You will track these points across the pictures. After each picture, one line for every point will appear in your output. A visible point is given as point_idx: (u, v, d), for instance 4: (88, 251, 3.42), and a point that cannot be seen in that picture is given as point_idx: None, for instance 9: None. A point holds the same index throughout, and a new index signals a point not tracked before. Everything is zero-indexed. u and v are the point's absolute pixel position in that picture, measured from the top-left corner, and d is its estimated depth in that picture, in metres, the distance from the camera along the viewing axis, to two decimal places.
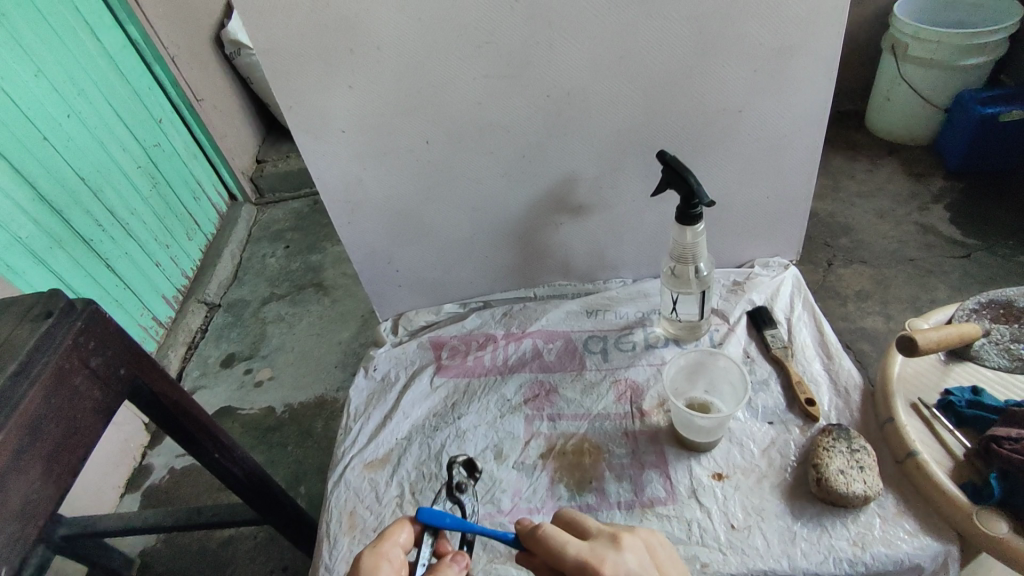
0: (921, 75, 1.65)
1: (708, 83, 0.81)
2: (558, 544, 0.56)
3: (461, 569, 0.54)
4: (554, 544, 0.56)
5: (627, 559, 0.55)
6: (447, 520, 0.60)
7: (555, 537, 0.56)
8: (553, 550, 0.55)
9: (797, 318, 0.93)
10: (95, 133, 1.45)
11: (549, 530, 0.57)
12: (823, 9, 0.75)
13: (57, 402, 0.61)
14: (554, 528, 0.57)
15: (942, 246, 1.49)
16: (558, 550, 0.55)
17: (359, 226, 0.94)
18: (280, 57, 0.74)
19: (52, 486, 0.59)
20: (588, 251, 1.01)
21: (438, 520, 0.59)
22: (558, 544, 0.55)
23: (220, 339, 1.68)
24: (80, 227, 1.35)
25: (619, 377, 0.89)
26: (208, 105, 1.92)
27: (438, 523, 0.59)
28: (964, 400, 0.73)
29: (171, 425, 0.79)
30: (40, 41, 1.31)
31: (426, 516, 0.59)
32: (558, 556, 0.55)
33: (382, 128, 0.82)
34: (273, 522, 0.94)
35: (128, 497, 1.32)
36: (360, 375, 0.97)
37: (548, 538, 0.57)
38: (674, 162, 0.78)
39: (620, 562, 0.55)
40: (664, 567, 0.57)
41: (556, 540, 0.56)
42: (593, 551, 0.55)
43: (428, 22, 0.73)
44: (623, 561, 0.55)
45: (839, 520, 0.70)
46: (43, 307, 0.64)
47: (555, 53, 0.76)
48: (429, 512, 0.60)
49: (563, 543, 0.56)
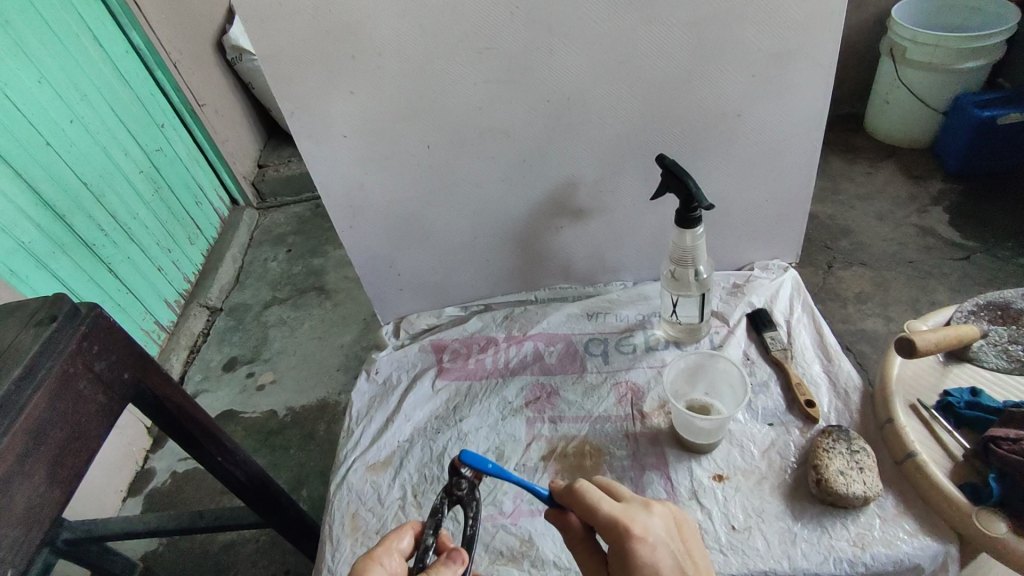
0: (919, 78, 1.66)
1: (707, 87, 0.82)
2: (593, 499, 0.58)
3: (457, 564, 0.55)
4: (590, 499, 0.58)
5: (656, 524, 0.58)
6: (489, 466, 0.61)
7: (591, 493, 0.59)
8: (587, 504, 0.58)
9: (796, 320, 0.93)
10: (97, 138, 1.46)
11: (586, 486, 0.59)
12: (819, 15, 0.76)
13: (61, 406, 0.61)
14: (590, 484, 0.60)
15: (941, 248, 1.49)
16: (592, 505, 0.58)
17: (361, 230, 0.95)
18: (282, 63, 0.75)
19: (56, 489, 0.60)
20: (588, 254, 1.02)
21: (480, 463, 0.61)
22: (593, 498, 0.58)
23: (221, 343, 1.68)
24: (82, 232, 1.36)
25: (619, 380, 0.89)
26: (209, 110, 1.93)
27: (478, 467, 0.61)
28: (963, 401, 0.74)
29: (174, 428, 0.79)
30: (43, 47, 1.32)
31: (467, 459, 0.61)
32: (591, 510, 0.58)
33: (384, 133, 0.83)
34: (277, 524, 0.95)
35: (131, 501, 1.32)
36: (362, 378, 0.97)
37: (584, 492, 0.59)
38: (673, 166, 0.79)
39: (648, 526, 0.57)
40: (688, 544, 0.59)
41: (593, 496, 0.58)
42: (626, 512, 0.58)
43: (429, 28, 0.74)
44: (652, 528, 0.57)
45: (839, 521, 0.70)
46: (47, 312, 0.64)
47: (554, 59, 0.77)
48: (472, 455, 0.62)
49: (597, 500, 0.58)
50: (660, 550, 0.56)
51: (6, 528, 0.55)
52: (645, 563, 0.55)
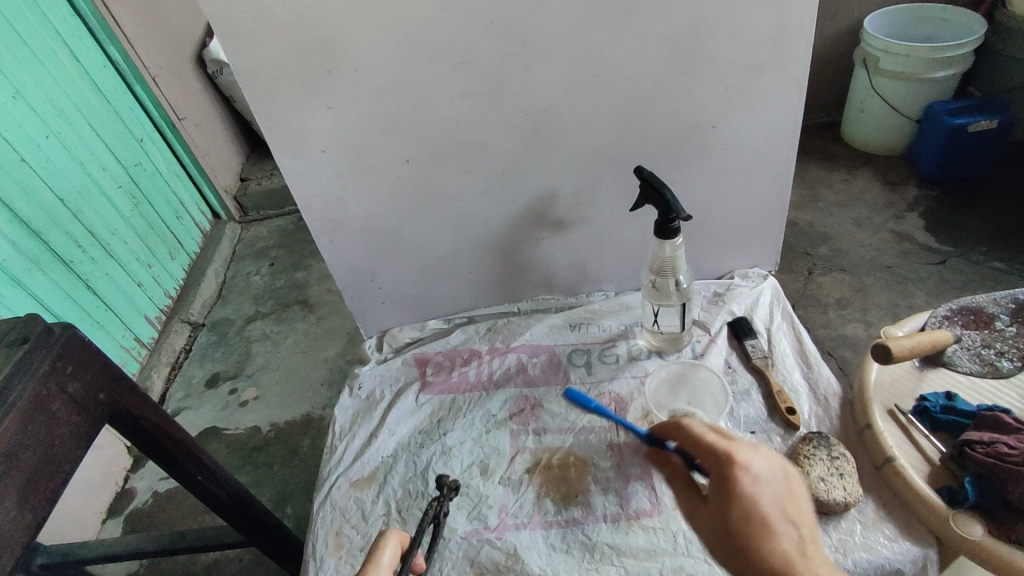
0: (892, 87, 1.70)
1: (682, 100, 0.83)
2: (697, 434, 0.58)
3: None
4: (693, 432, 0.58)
5: (762, 462, 0.54)
6: None
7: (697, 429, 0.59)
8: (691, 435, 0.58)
9: (777, 328, 0.94)
10: (74, 153, 1.44)
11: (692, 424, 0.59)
12: (789, 28, 0.77)
13: (34, 429, 0.60)
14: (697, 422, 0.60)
15: (918, 253, 1.52)
16: (697, 434, 0.57)
17: (342, 244, 0.94)
18: (259, 79, 0.75)
19: (27, 514, 0.58)
20: (570, 265, 1.02)
21: None
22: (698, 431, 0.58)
23: (203, 359, 1.66)
24: (59, 249, 1.34)
25: (602, 390, 0.89)
26: (189, 123, 1.92)
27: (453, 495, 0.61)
28: (938, 406, 0.75)
29: (152, 448, 0.78)
30: (19, 63, 1.31)
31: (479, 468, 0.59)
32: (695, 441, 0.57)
33: (362, 148, 0.83)
34: (259, 543, 0.93)
35: (110, 522, 1.30)
36: (345, 394, 0.96)
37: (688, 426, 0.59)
38: (650, 177, 0.79)
39: (757, 459, 0.54)
40: (799, 497, 0.53)
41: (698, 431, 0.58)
42: (732, 442, 0.55)
43: (405, 43, 0.74)
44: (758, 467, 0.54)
45: (820, 527, 0.71)
46: (19, 333, 0.64)
47: (531, 73, 0.78)
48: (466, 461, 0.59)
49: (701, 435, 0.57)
50: (757, 481, 0.52)
51: None
52: (733, 501, 0.52)
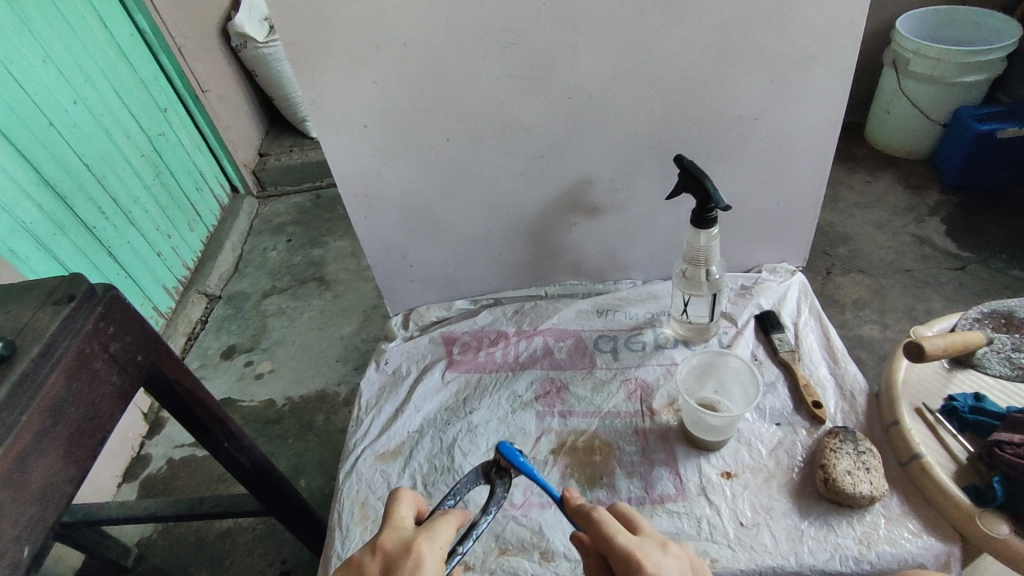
0: (920, 90, 1.68)
1: (726, 90, 0.83)
2: (609, 530, 0.55)
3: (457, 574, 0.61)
4: (604, 530, 0.55)
5: (669, 564, 0.54)
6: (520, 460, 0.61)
7: (608, 522, 0.56)
8: (601, 534, 0.55)
9: (804, 323, 0.95)
10: (100, 120, 1.44)
11: (604, 515, 0.56)
12: (840, 23, 0.77)
13: (77, 386, 0.60)
14: (609, 514, 0.57)
15: (938, 258, 1.52)
16: (609, 533, 0.55)
17: (375, 220, 0.95)
18: (308, 50, 0.75)
19: (71, 468, 0.58)
20: (598, 252, 1.02)
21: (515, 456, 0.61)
22: (610, 529, 0.55)
23: (219, 331, 1.67)
24: (83, 214, 1.35)
25: (628, 376, 0.90)
26: (213, 96, 1.92)
27: (511, 460, 0.61)
28: (966, 406, 0.76)
29: (183, 413, 0.78)
30: (49, 26, 1.31)
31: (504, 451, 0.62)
32: (606, 541, 0.55)
33: (403, 124, 0.83)
34: (277, 513, 0.93)
35: (125, 486, 1.32)
36: (372, 368, 0.98)
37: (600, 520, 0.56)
38: (690, 166, 0.79)
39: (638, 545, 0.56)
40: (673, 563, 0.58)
41: (610, 527, 0.56)
42: (640, 544, 0.55)
43: (454, 20, 0.74)
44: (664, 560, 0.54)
45: (845, 519, 0.72)
46: (64, 291, 0.62)
47: (577, 56, 0.77)
48: (509, 448, 0.62)
49: (615, 530, 0.55)
50: None
51: (22, 506, 0.54)
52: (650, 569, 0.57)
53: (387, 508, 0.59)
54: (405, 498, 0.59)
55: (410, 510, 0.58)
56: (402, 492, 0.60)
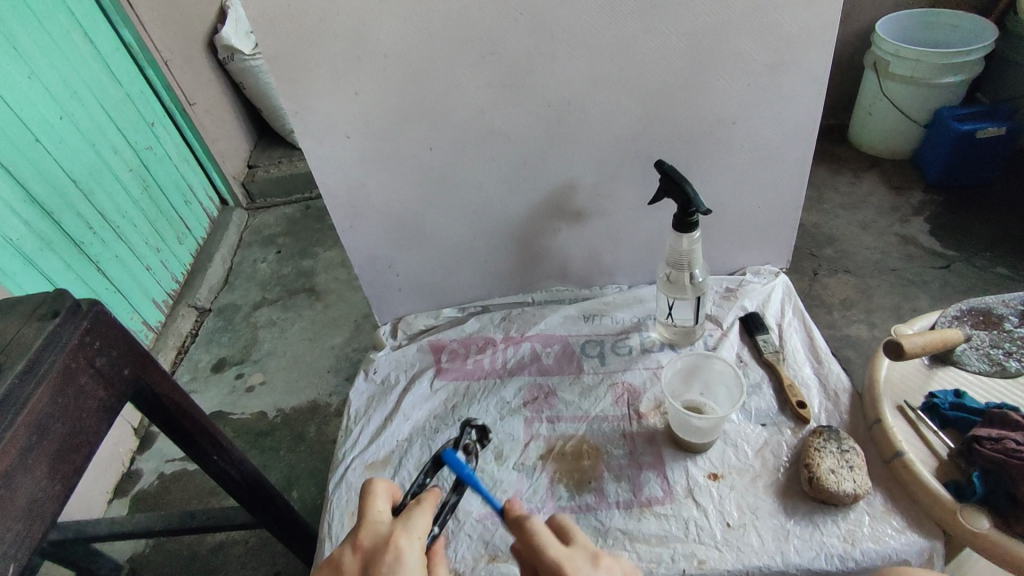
0: (901, 92, 1.71)
1: (705, 96, 0.84)
2: (540, 544, 0.55)
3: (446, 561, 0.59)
4: (535, 544, 0.55)
5: None
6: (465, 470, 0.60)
7: (540, 536, 0.56)
8: (532, 548, 0.55)
9: (788, 324, 0.96)
10: (86, 135, 1.44)
11: (536, 529, 0.56)
12: (813, 28, 0.78)
13: (63, 401, 0.60)
14: (543, 527, 0.56)
15: (922, 257, 1.54)
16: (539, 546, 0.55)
17: (361, 230, 0.95)
18: (290, 63, 0.76)
19: (57, 484, 0.58)
20: (585, 257, 1.03)
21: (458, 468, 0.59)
22: (541, 542, 0.55)
23: (210, 343, 1.67)
24: (70, 229, 1.34)
25: (616, 380, 0.91)
26: (200, 109, 1.92)
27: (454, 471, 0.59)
28: (947, 402, 0.77)
29: (171, 427, 0.78)
30: (33, 42, 1.31)
31: (448, 459, 0.60)
32: (536, 555, 0.55)
33: (386, 134, 0.84)
34: (269, 524, 0.93)
35: (116, 502, 1.31)
36: (361, 377, 0.98)
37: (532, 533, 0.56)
38: (671, 171, 0.81)
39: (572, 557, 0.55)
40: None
41: (541, 541, 0.55)
42: (570, 559, 0.54)
43: (434, 32, 0.75)
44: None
45: (830, 518, 0.72)
46: (49, 307, 0.62)
47: (556, 65, 0.79)
48: (453, 456, 0.60)
49: (546, 545, 0.55)
50: None
51: (8, 522, 0.53)
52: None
53: (361, 502, 0.58)
54: (378, 491, 0.59)
55: (385, 503, 0.58)
56: (375, 484, 0.60)
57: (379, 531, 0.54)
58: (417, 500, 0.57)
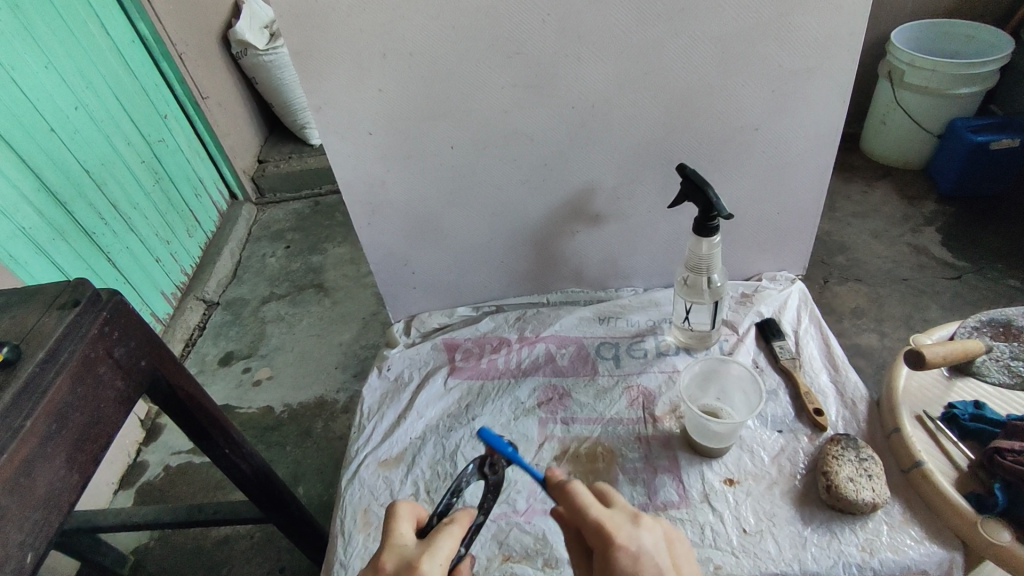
0: (915, 101, 1.70)
1: (728, 100, 0.84)
2: (582, 502, 0.58)
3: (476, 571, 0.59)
4: (579, 501, 0.58)
5: (644, 538, 0.55)
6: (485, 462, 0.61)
7: (583, 495, 0.58)
8: (576, 506, 0.57)
9: (804, 331, 0.95)
10: (100, 126, 1.44)
11: (576, 489, 0.59)
12: (839, 35, 0.78)
13: (82, 391, 0.59)
14: (584, 487, 0.59)
15: (934, 267, 1.53)
16: (581, 505, 0.57)
17: (378, 227, 0.95)
18: (313, 58, 0.76)
19: (75, 474, 0.58)
20: (600, 259, 1.03)
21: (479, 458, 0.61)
22: (583, 500, 0.58)
23: (218, 337, 1.67)
24: (82, 220, 1.34)
25: (631, 383, 0.90)
26: (213, 103, 1.92)
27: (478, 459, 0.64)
28: (966, 414, 0.77)
29: (184, 419, 0.77)
30: (50, 31, 1.31)
31: (474, 452, 0.62)
32: (580, 512, 0.57)
33: (408, 132, 0.84)
34: (277, 520, 0.92)
35: (121, 494, 1.31)
36: (374, 375, 0.98)
37: (574, 494, 0.58)
38: (693, 175, 0.80)
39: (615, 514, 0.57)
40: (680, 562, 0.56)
41: (583, 499, 0.58)
42: (613, 518, 0.56)
43: (460, 29, 0.75)
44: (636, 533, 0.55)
45: (848, 526, 0.72)
46: (69, 296, 0.62)
47: (581, 66, 0.78)
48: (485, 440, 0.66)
49: (588, 503, 0.58)
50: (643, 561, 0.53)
51: (27, 510, 0.53)
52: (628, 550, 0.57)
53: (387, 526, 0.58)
54: (401, 513, 0.59)
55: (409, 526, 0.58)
56: (399, 507, 0.59)
57: (405, 554, 0.54)
58: (445, 522, 0.57)
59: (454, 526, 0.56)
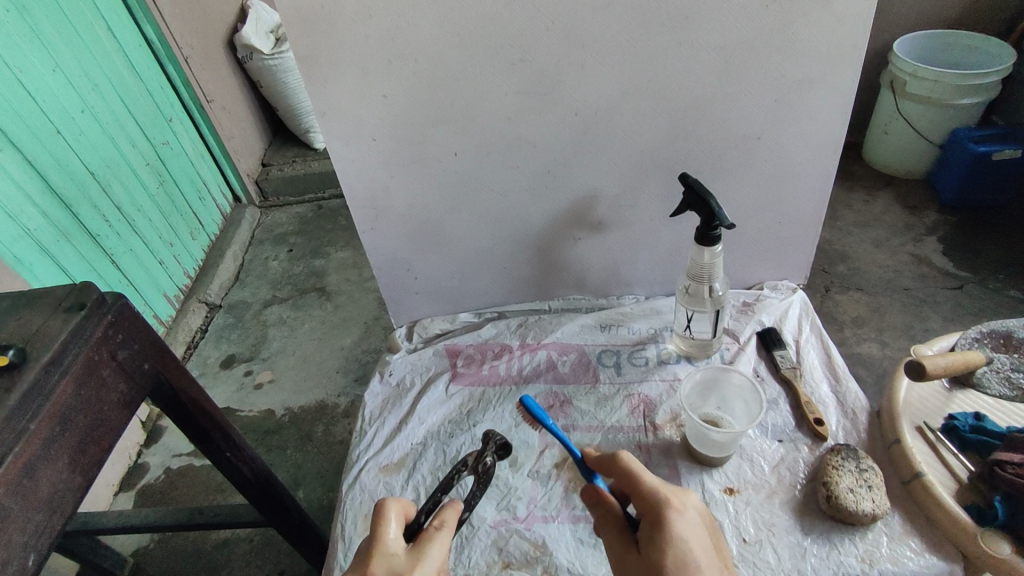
0: (917, 111, 1.71)
1: (730, 110, 0.84)
2: (633, 470, 0.63)
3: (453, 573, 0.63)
4: (630, 466, 0.63)
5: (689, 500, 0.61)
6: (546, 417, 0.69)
7: (633, 462, 0.64)
8: (628, 469, 0.63)
9: (805, 340, 0.96)
10: (106, 128, 1.45)
11: (627, 458, 0.64)
12: (841, 47, 0.79)
13: (86, 394, 0.60)
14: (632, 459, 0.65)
15: (935, 277, 1.53)
16: (634, 469, 0.63)
17: (382, 232, 0.96)
18: (319, 65, 0.77)
19: (78, 476, 0.58)
20: (602, 267, 1.03)
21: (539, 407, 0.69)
22: (634, 462, 0.64)
23: (220, 340, 1.67)
24: (87, 221, 1.35)
25: (631, 391, 0.91)
26: (218, 106, 1.94)
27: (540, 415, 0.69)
28: (967, 425, 0.77)
29: (186, 422, 0.77)
30: (58, 34, 1.32)
31: (532, 405, 0.69)
32: (633, 475, 0.62)
33: (412, 139, 0.85)
34: (277, 524, 0.92)
35: (122, 496, 1.31)
36: (376, 380, 0.98)
37: (625, 459, 0.64)
38: (695, 184, 0.81)
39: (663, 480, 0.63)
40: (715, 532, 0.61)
41: (634, 466, 0.63)
42: (662, 483, 0.62)
43: (464, 38, 0.75)
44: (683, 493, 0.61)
45: (848, 537, 0.72)
46: (75, 299, 0.63)
47: (584, 75, 0.79)
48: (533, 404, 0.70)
49: (639, 470, 0.63)
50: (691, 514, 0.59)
51: (31, 512, 0.53)
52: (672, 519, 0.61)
53: (374, 524, 0.57)
54: (391, 512, 0.58)
55: (398, 527, 0.57)
56: (388, 506, 0.58)
57: (394, 567, 0.54)
58: (435, 528, 0.57)
59: (443, 532, 0.57)
